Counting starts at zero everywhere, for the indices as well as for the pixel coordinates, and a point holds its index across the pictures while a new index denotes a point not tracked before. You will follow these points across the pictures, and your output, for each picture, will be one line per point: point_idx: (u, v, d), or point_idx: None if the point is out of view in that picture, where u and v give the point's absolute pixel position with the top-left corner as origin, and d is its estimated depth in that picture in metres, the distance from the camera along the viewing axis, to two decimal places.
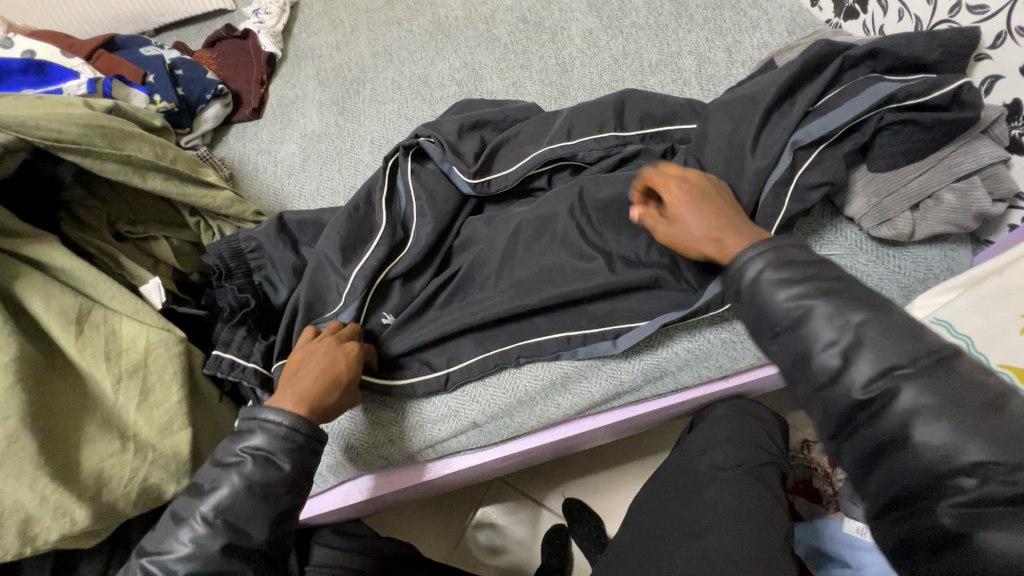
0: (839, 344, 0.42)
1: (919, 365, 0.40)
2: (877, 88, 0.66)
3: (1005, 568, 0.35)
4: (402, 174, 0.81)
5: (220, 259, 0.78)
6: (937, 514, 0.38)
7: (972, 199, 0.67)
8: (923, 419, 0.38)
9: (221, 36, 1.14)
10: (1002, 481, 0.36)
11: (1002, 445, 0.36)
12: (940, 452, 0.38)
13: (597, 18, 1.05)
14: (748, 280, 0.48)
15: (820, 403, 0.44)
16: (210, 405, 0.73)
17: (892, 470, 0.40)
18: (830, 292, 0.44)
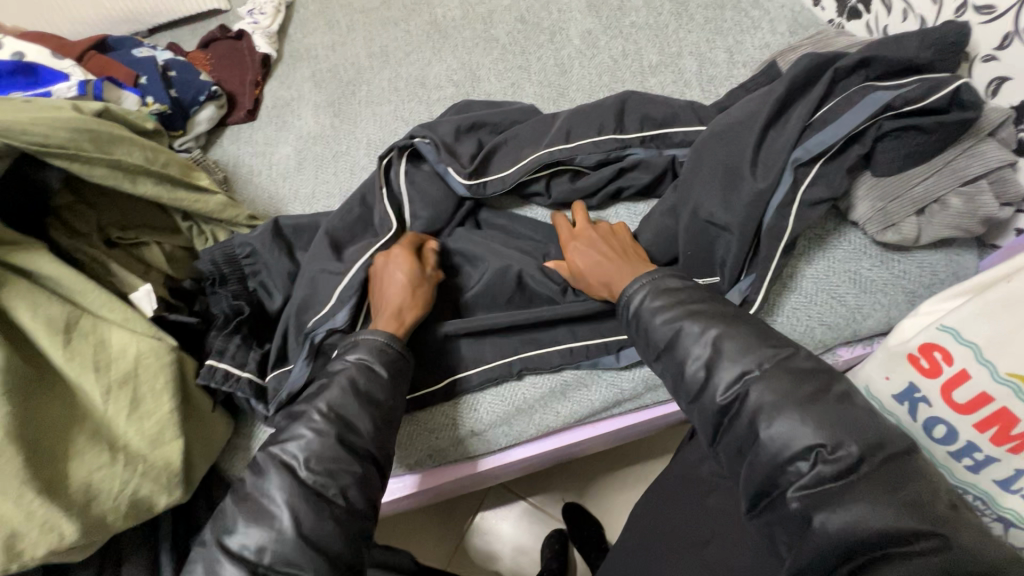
0: (700, 359, 0.57)
1: (762, 369, 0.54)
2: (874, 98, 0.65)
3: (849, 536, 0.46)
4: (397, 176, 0.81)
5: (215, 264, 0.77)
6: (786, 499, 0.50)
7: (979, 204, 0.66)
8: (769, 418, 0.51)
9: (215, 37, 1.13)
10: (827, 460, 0.49)
11: (826, 429, 0.50)
12: (778, 442, 0.51)
13: (596, 18, 1.04)
14: (634, 309, 0.63)
15: (695, 410, 0.58)
16: (204, 415, 0.71)
17: (753, 464, 0.52)
18: (695, 313, 0.59)
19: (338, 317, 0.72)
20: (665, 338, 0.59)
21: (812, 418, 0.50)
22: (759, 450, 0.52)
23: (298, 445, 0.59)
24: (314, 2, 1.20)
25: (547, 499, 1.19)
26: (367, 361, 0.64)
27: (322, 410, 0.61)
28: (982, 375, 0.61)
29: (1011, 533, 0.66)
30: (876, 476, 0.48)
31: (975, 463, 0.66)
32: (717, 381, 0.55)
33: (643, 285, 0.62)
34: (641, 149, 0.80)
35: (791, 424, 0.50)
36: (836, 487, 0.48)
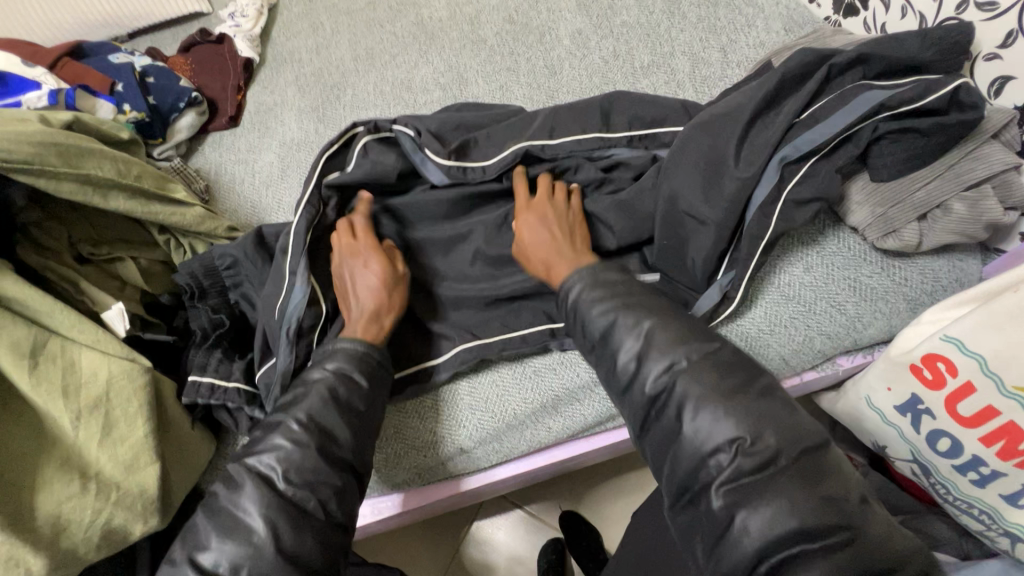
0: (632, 351, 0.58)
1: (691, 362, 0.55)
2: (867, 96, 0.62)
3: (764, 531, 0.48)
4: (355, 147, 0.75)
5: (193, 277, 0.74)
6: (710, 494, 0.51)
7: (982, 209, 0.64)
8: (695, 411, 0.53)
9: (195, 41, 1.10)
10: (746, 453, 0.50)
11: (747, 422, 0.52)
12: (703, 437, 0.52)
13: (586, 18, 1.01)
14: (571, 300, 0.64)
15: (625, 402, 0.59)
16: (183, 437, 0.68)
17: (677, 457, 0.53)
18: (629, 306, 0.60)
19: (296, 293, 0.69)
20: (601, 330, 0.60)
21: (736, 413, 0.52)
22: (686, 446, 0.53)
23: (275, 456, 0.57)
24: (298, 4, 1.17)
25: (545, 508, 1.17)
26: (346, 370, 0.63)
27: (300, 419, 0.59)
28: (986, 388, 0.59)
29: (1017, 547, 0.65)
30: (794, 471, 0.50)
31: (980, 477, 0.64)
32: (648, 372, 0.56)
33: (583, 276, 0.64)
34: (627, 148, 0.77)
35: (715, 417, 0.52)
36: (754, 480, 0.50)
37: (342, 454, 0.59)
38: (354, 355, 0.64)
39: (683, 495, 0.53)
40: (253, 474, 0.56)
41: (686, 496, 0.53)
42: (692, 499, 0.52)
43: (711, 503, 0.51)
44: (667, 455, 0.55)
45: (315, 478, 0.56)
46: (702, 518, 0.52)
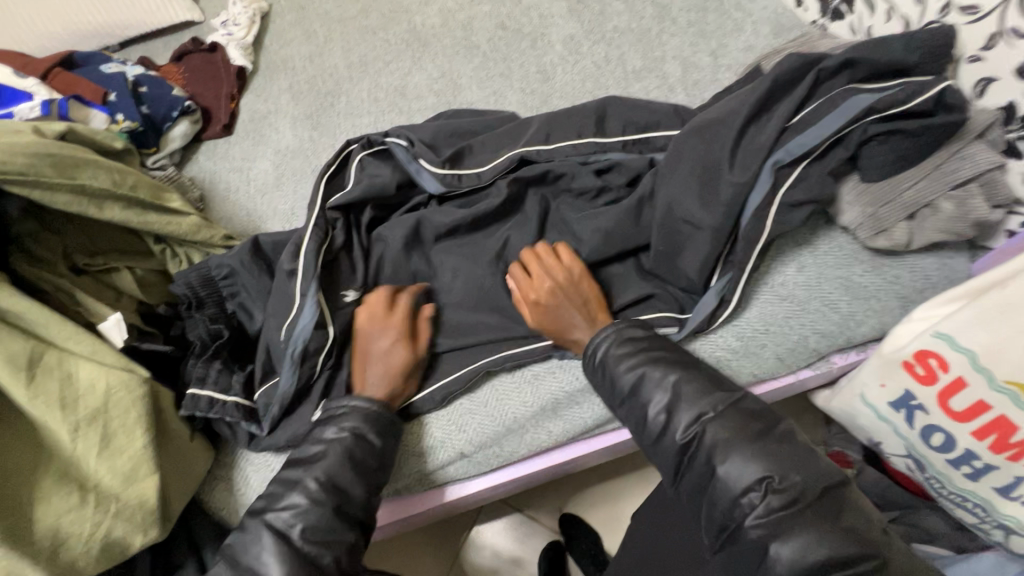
0: (662, 405, 0.60)
1: (719, 411, 0.58)
2: (855, 100, 0.64)
3: (800, 562, 0.51)
4: (351, 165, 0.79)
5: (189, 287, 0.74)
6: (747, 531, 0.53)
7: (969, 208, 0.65)
8: (724, 456, 0.55)
9: (187, 50, 1.09)
10: (776, 490, 0.53)
11: (774, 461, 0.54)
12: (736, 479, 0.54)
13: (578, 23, 1.02)
14: (599, 357, 0.65)
15: (657, 452, 0.61)
16: (181, 447, 0.68)
17: (713, 501, 0.56)
18: (657, 359, 0.63)
19: (305, 314, 0.70)
20: (630, 383, 0.62)
21: (761, 453, 0.55)
22: (718, 488, 0.55)
23: (294, 513, 0.59)
24: (290, 12, 1.17)
25: (544, 511, 1.17)
26: (361, 433, 0.63)
27: (319, 479, 0.60)
28: (978, 385, 0.61)
29: (1011, 538, 0.66)
30: (818, 504, 0.53)
31: (973, 471, 0.65)
32: (677, 423, 0.58)
33: (609, 334, 0.65)
34: (622, 153, 0.78)
35: (745, 461, 0.55)
36: (786, 515, 0.52)
37: (352, 511, 0.61)
38: (369, 416, 0.65)
39: (718, 533, 0.55)
40: (270, 532, 0.58)
41: (721, 534, 0.55)
42: (728, 537, 0.55)
43: (745, 539, 0.53)
44: (699, 496, 0.57)
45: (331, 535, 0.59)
46: (739, 554, 0.54)
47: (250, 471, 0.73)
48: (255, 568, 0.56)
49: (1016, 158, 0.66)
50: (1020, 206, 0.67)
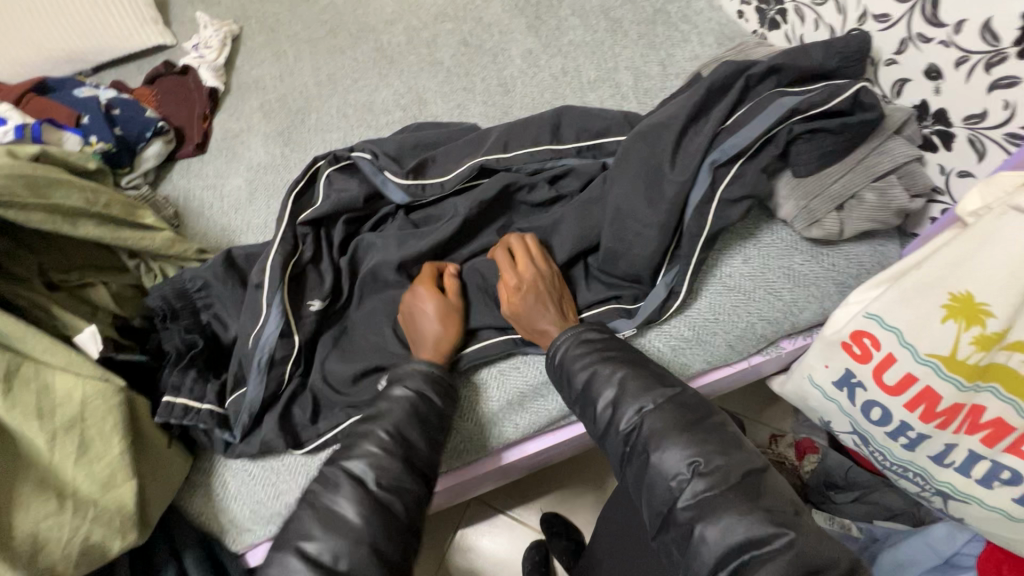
0: (609, 399, 0.64)
1: (658, 403, 0.62)
2: (781, 103, 0.70)
3: (727, 540, 0.53)
4: (319, 181, 0.83)
5: (165, 300, 0.77)
6: (679, 515, 0.56)
7: (890, 197, 0.71)
8: (659, 443, 0.59)
9: (160, 73, 1.12)
10: (702, 472, 0.57)
11: (700, 446, 0.58)
12: (669, 466, 0.58)
13: (536, 39, 1.08)
14: (557, 360, 0.69)
15: (608, 444, 0.64)
16: (159, 453, 0.70)
17: (652, 487, 0.59)
18: (609, 357, 0.67)
19: (270, 323, 0.74)
20: (582, 381, 0.67)
21: (691, 438, 0.59)
22: (654, 474, 0.59)
23: (367, 462, 0.61)
24: (260, 34, 1.21)
25: (527, 511, 1.20)
26: (425, 391, 0.67)
27: (387, 431, 0.63)
28: (906, 359, 0.65)
29: (950, 503, 0.70)
30: (743, 486, 0.56)
31: (909, 441, 0.69)
32: (620, 414, 0.62)
33: (566, 337, 0.70)
34: (576, 159, 0.83)
35: (676, 447, 0.59)
36: (711, 497, 0.55)
37: (418, 464, 0.64)
38: (430, 376, 0.68)
39: (656, 519, 0.58)
40: (349, 477, 0.60)
41: (658, 519, 0.58)
42: (662, 522, 0.58)
43: (675, 523, 0.56)
44: (640, 485, 0.60)
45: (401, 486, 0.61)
46: (673, 538, 0.57)
47: (230, 476, 0.75)
48: (331, 514, 0.58)
49: (932, 150, 0.72)
50: (940, 194, 0.73)
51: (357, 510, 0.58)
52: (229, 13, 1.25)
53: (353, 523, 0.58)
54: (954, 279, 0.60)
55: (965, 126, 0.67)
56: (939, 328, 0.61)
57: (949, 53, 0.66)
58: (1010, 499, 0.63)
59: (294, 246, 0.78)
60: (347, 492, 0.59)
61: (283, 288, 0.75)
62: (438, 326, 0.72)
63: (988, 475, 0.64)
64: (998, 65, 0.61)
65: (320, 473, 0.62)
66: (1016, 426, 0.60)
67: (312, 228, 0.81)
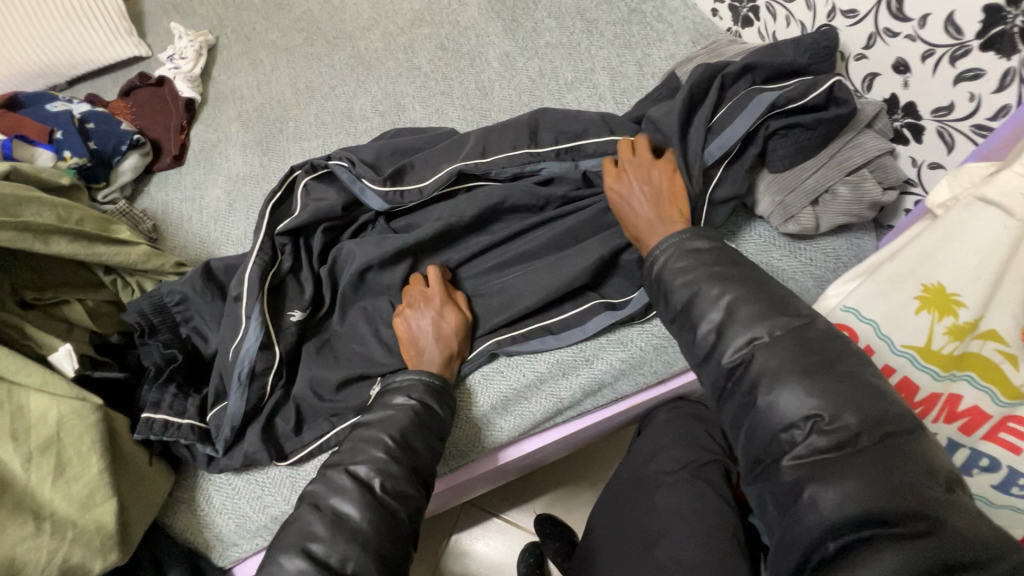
0: (714, 323, 0.56)
1: (776, 336, 0.52)
2: (761, 98, 0.71)
3: (840, 513, 0.43)
4: (296, 191, 0.83)
5: (142, 315, 0.76)
6: (782, 470, 0.48)
7: (864, 190, 0.72)
8: (771, 383, 0.50)
9: (135, 85, 1.11)
10: (822, 426, 0.47)
11: (827, 395, 0.48)
12: (781, 415, 0.49)
13: (513, 41, 1.08)
14: (656, 273, 0.63)
15: (707, 376, 0.56)
16: (139, 471, 0.69)
17: (753, 431, 0.51)
18: (723, 277, 0.58)
19: (249, 336, 0.74)
20: (682, 300, 0.59)
21: (813, 385, 0.48)
22: (760, 417, 0.50)
23: (372, 467, 0.60)
24: (236, 43, 1.21)
25: (521, 514, 1.20)
26: (428, 401, 0.67)
27: (393, 436, 0.63)
28: (884, 350, 0.65)
29: None
30: (874, 451, 0.45)
31: None
32: (727, 342, 0.54)
33: (668, 245, 0.62)
34: (555, 161, 0.82)
35: (795, 391, 0.49)
36: (829, 458, 0.46)
37: (424, 470, 0.63)
38: (431, 387, 0.68)
39: (754, 468, 0.51)
40: (355, 481, 0.59)
41: (754, 467, 0.51)
42: (761, 471, 0.50)
43: (778, 478, 0.48)
44: (740, 425, 0.52)
45: (404, 491, 0.61)
46: (770, 491, 0.49)
47: (213, 491, 0.75)
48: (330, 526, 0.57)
49: (904, 143, 0.73)
50: (913, 185, 0.74)
51: (362, 519, 0.57)
52: (204, 23, 1.25)
53: (338, 528, 0.57)
54: (927, 270, 0.61)
55: (933, 118, 0.68)
56: (913, 318, 0.62)
57: (916, 46, 0.67)
58: (989, 485, 0.63)
59: (273, 256, 0.78)
60: (331, 499, 0.58)
61: (261, 299, 0.75)
62: (443, 356, 0.73)
63: (968, 463, 0.63)
64: (963, 58, 0.62)
65: (318, 481, 0.61)
66: (992, 413, 0.61)
67: (290, 237, 0.80)
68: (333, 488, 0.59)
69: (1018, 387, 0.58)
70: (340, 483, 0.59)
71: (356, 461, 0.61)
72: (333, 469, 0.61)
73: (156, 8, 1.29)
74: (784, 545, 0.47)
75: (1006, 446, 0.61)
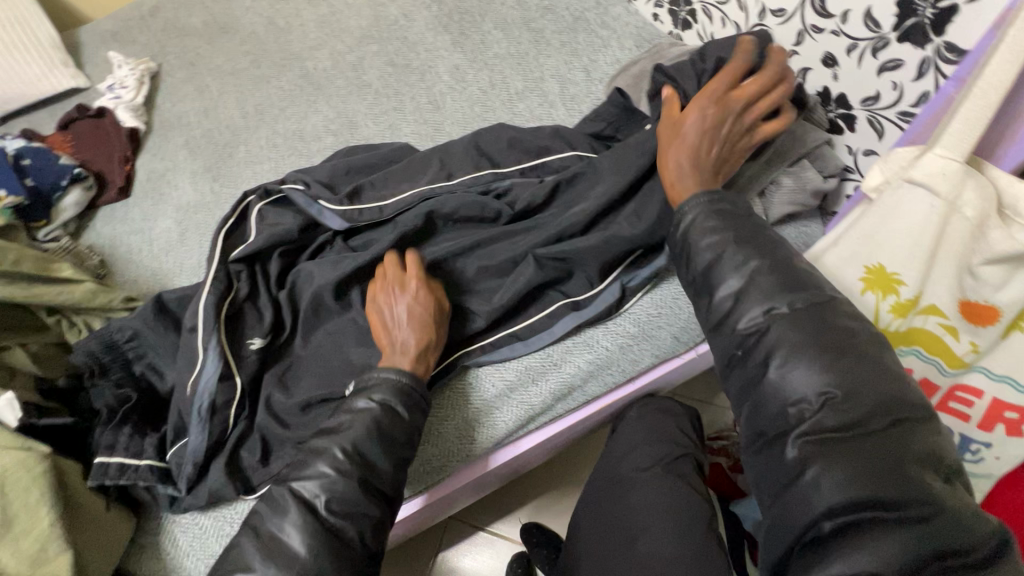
0: (733, 289, 0.55)
1: (795, 308, 0.52)
2: None
3: (840, 496, 0.45)
4: (250, 217, 0.81)
5: (90, 355, 0.73)
6: (787, 446, 0.49)
7: (806, 179, 0.75)
8: (785, 358, 0.50)
9: (73, 117, 1.07)
10: (839, 408, 0.48)
11: (842, 378, 0.48)
12: (797, 390, 0.49)
13: (461, 54, 1.09)
14: (682, 230, 0.61)
15: (717, 339, 0.57)
16: (96, 519, 0.66)
17: (760, 402, 0.51)
18: (756, 248, 0.57)
19: (208, 368, 0.72)
20: (704, 263, 0.58)
21: (826, 364, 0.49)
22: (771, 387, 0.51)
23: (319, 491, 0.59)
24: (180, 69, 1.18)
25: (507, 525, 1.18)
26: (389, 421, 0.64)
27: (348, 459, 0.61)
28: None
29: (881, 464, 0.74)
30: (883, 437, 0.47)
31: None
32: (742, 311, 0.54)
33: (697, 204, 0.60)
34: (519, 179, 0.83)
35: (811, 367, 0.49)
36: (839, 439, 0.47)
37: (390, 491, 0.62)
38: (400, 388, 0.65)
39: (755, 439, 0.52)
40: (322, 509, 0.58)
41: (757, 440, 0.52)
42: (763, 444, 0.51)
43: (780, 449, 0.49)
44: (745, 394, 0.53)
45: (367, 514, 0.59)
46: (771, 467, 0.50)
47: (179, 533, 0.72)
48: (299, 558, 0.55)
49: (839, 133, 0.76)
50: (851, 172, 0.77)
51: None
52: (145, 50, 1.22)
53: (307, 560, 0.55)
54: (867, 253, 0.63)
55: (863, 108, 0.71)
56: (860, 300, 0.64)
57: (840, 41, 0.70)
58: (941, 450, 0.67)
59: (227, 284, 0.76)
60: (299, 528, 0.57)
61: (218, 329, 0.73)
62: (415, 343, 0.69)
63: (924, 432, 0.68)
64: (883, 50, 0.66)
65: (283, 511, 0.59)
66: (940, 385, 0.65)
67: (246, 264, 0.79)
68: (294, 516, 0.58)
69: (960, 357, 0.61)
70: (284, 510, 0.58)
71: (324, 488, 0.59)
72: (301, 498, 0.59)
73: (93, 38, 1.25)
74: (772, 508, 0.50)
75: (957, 416, 0.64)
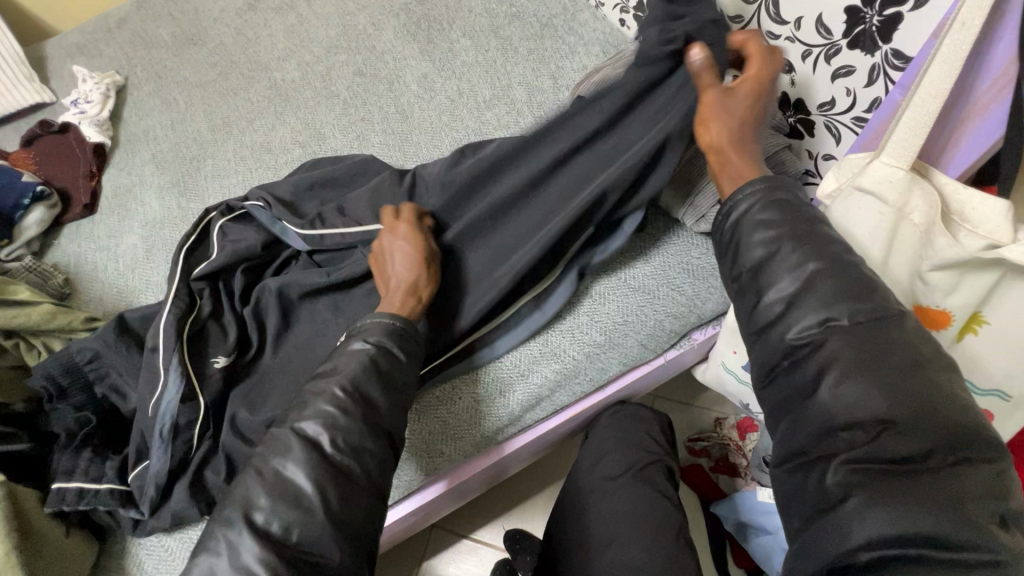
0: (784, 293, 0.53)
1: (857, 322, 0.50)
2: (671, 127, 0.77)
3: (888, 533, 0.44)
4: (212, 234, 0.81)
5: (50, 378, 0.72)
6: (831, 470, 0.48)
7: None
8: (838, 377, 0.49)
9: (36, 133, 1.05)
10: (895, 437, 0.46)
11: (902, 406, 0.46)
12: (849, 411, 0.48)
13: (429, 62, 1.08)
14: (734, 219, 0.59)
15: (760, 344, 0.55)
16: (56, 546, 0.65)
17: (800, 418, 0.51)
18: (819, 253, 0.53)
19: (170, 389, 0.71)
20: (756, 260, 0.56)
21: (880, 387, 0.47)
22: (819, 403, 0.49)
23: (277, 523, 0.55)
24: (147, 82, 1.17)
25: (490, 532, 1.18)
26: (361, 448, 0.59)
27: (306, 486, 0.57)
28: None
29: None
30: (939, 475, 0.45)
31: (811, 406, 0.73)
32: (796, 319, 0.51)
33: (757, 194, 0.58)
34: None
35: (865, 388, 0.47)
36: (891, 470, 0.46)
37: None
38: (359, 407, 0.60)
39: (791, 456, 0.51)
40: None
41: (793, 459, 0.51)
42: (802, 463, 0.50)
43: (821, 471, 0.49)
44: (786, 408, 0.52)
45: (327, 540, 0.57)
46: (804, 488, 0.50)
47: (144, 556, 0.71)
48: None
49: (799, 138, 0.76)
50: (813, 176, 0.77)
51: None
52: (111, 63, 1.20)
53: None
54: None
55: (820, 113, 0.71)
56: None
57: (795, 47, 0.70)
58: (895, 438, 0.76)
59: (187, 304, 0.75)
60: None
61: (178, 349, 0.72)
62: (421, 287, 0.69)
63: None
64: (835, 56, 0.66)
65: None
66: None
67: (207, 282, 0.78)
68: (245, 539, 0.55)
69: None
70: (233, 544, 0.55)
71: None
72: None
73: (58, 52, 1.24)
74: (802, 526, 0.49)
75: None
